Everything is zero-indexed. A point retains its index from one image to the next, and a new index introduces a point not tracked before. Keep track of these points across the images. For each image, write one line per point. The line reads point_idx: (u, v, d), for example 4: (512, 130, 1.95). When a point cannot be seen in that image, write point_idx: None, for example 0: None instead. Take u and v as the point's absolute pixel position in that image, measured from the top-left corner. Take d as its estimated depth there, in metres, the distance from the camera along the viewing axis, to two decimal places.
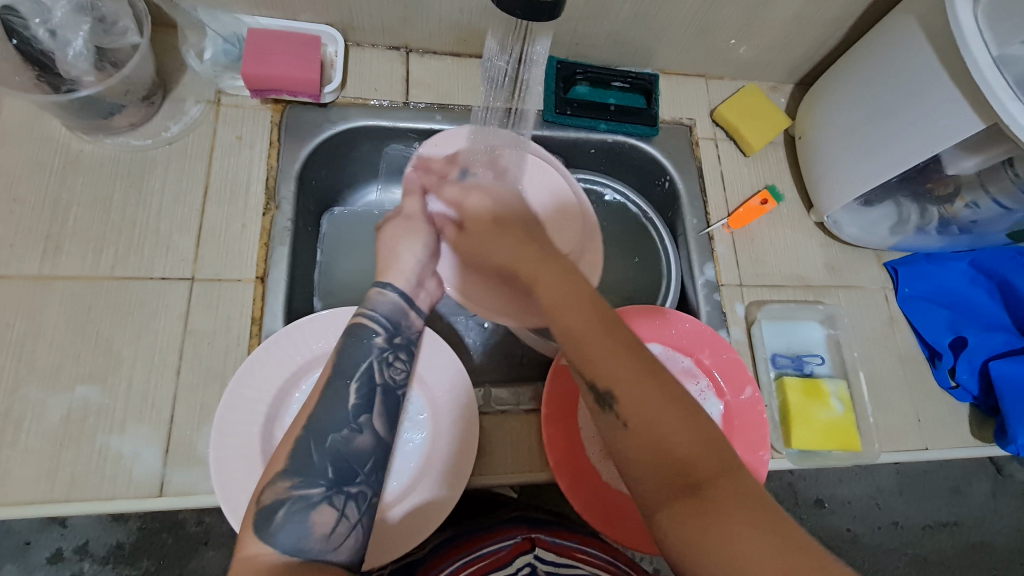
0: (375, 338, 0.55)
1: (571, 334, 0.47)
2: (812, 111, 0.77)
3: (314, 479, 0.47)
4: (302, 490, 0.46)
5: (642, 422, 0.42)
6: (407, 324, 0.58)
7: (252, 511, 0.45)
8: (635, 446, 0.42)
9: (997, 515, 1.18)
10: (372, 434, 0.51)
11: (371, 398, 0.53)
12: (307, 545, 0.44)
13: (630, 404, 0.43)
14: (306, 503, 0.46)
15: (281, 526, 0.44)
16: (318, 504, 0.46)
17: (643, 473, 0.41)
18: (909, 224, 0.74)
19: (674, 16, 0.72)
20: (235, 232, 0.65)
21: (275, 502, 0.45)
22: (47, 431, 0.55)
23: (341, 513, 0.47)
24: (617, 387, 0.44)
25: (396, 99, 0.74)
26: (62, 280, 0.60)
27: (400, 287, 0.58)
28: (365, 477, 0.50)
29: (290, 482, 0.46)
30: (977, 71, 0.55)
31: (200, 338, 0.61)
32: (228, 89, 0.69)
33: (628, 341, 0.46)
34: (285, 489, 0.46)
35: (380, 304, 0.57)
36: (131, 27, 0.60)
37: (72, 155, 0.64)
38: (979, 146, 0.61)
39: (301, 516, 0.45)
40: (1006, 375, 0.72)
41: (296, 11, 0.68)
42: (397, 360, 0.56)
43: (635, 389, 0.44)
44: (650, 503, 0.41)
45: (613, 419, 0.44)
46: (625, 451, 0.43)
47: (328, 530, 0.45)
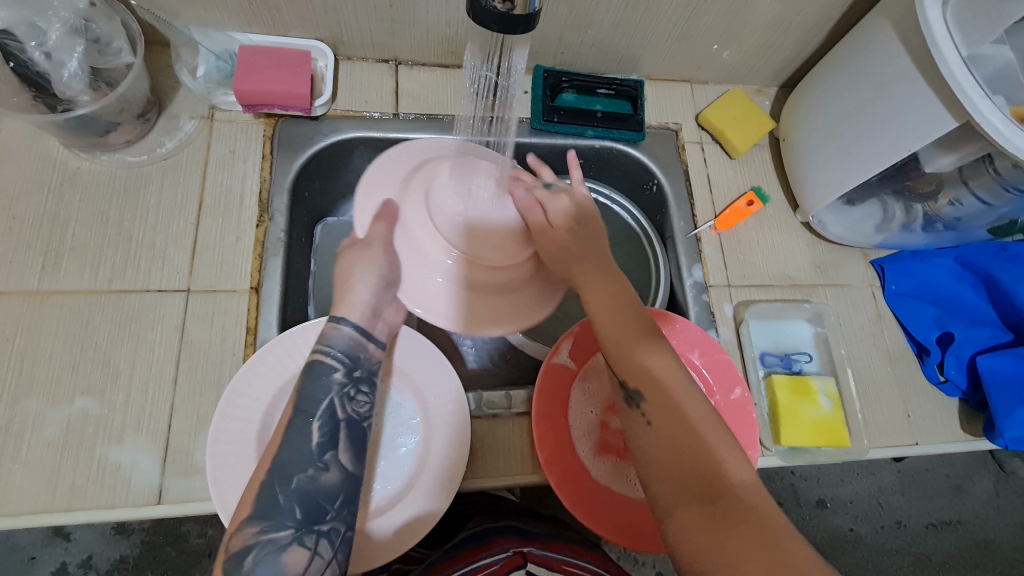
0: (335, 374, 0.56)
1: (612, 335, 0.53)
2: (794, 114, 0.79)
3: (281, 522, 0.48)
4: (270, 533, 0.47)
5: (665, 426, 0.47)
6: (366, 356, 0.59)
7: (221, 558, 0.46)
8: (655, 444, 0.46)
9: (1002, 512, 1.20)
10: (340, 469, 0.52)
11: (335, 434, 0.54)
12: None
13: (655, 404, 0.48)
14: (275, 547, 0.47)
15: (252, 571, 0.45)
16: (288, 545, 0.47)
17: (659, 471, 0.45)
18: (893, 222, 0.75)
19: (657, 23, 0.74)
20: (229, 244, 0.67)
21: (243, 548, 0.46)
22: (47, 442, 0.57)
23: (313, 552, 0.48)
24: (646, 389, 0.49)
25: (387, 111, 0.76)
26: (60, 295, 0.61)
27: (352, 321, 0.59)
28: (336, 513, 0.51)
29: (257, 526, 0.47)
30: (946, 68, 0.56)
31: (196, 348, 0.62)
32: (221, 105, 0.71)
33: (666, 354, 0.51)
34: (254, 533, 0.47)
35: (335, 339, 0.57)
36: (125, 47, 0.61)
37: (69, 173, 0.65)
38: (954, 143, 0.62)
39: (271, 558, 0.46)
40: (994, 370, 0.73)
41: (287, 27, 0.70)
42: (359, 393, 0.57)
43: (663, 394, 0.48)
44: (660, 499, 0.44)
45: (637, 416, 0.48)
46: (641, 446, 0.47)
47: (301, 568, 0.47)
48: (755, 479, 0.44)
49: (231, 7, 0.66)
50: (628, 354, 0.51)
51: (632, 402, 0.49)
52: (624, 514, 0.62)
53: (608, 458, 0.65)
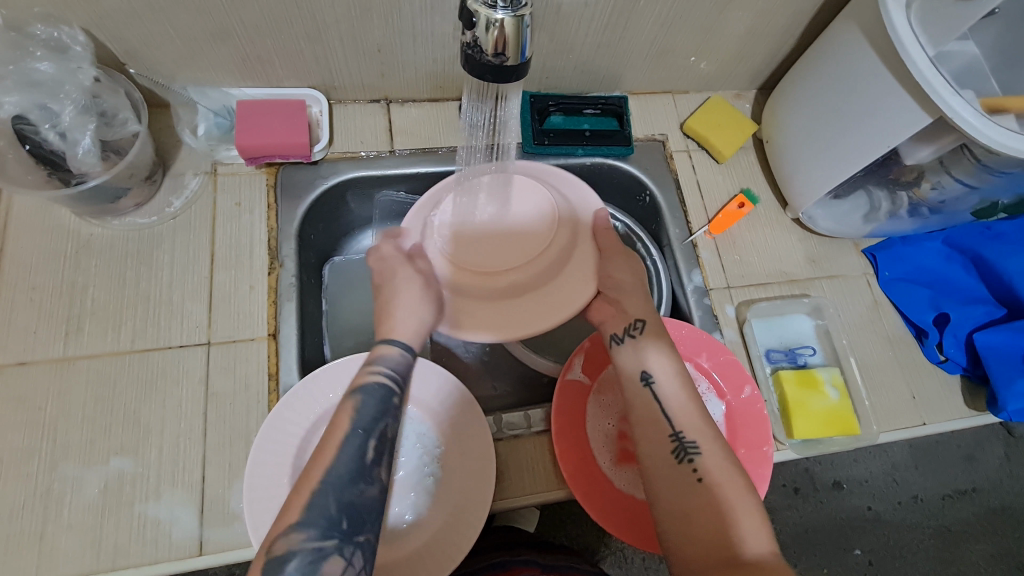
0: (392, 396, 0.53)
1: (671, 394, 0.57)
2: (774, 117, 0.82)
3: (326, 531, 0.45)
4: (316, 541, 0.44)
5: (715, 486, 0.51)
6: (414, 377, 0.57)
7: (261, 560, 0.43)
8: (699, 499, 0.51)
9: (1015, 477, 1.22)
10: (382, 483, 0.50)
11: (383, 449, 0.51)
12: None
13: (709, 467, 0.52)
14: (318, 556, 0.43)
15: None
16: (328, 556, 0.44)
17: (695, 524, 0.49)
18: (880, 211, 0.78)
19: (634, 42, 0.76)
20: (244, 293, 0.69)
21: (287, 553, 0.43)
22: (88, 505, 0.58)
23: (348, 565, 0.44)
24: (703, 450, 0.53)
25: (382, 149, 0.78)
26: (85, 359, 0.63)
27: (403, 341, 0.57)
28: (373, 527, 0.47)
29: (302, 534, 0.44)
30: (916, 69, 0.58)
31: (222, 399, 0.64)
32: (224, 160, 0.73)
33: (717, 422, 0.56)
34: (298, 541, 0.44)
35: (387, 360, 0.55)
36: (131, 117, 0.64)
37: (83, 239, 0.67)
38: (930, 136, 0.65)
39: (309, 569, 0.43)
40: (991, 345, 0.76)
41: (280, 78, 0.73)
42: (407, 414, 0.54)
43: (717, 459, 0.53)
44: (691, 548, 0.48)
45: (688, 472, 0.52)
46: (680, 496, 0.51)
47: None
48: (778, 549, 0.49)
49: (226, 65, 0.69)
50: (687, 413, 0.55)
51: (683, 457, 0.53)
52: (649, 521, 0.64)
53: (629, 467, 0.67)
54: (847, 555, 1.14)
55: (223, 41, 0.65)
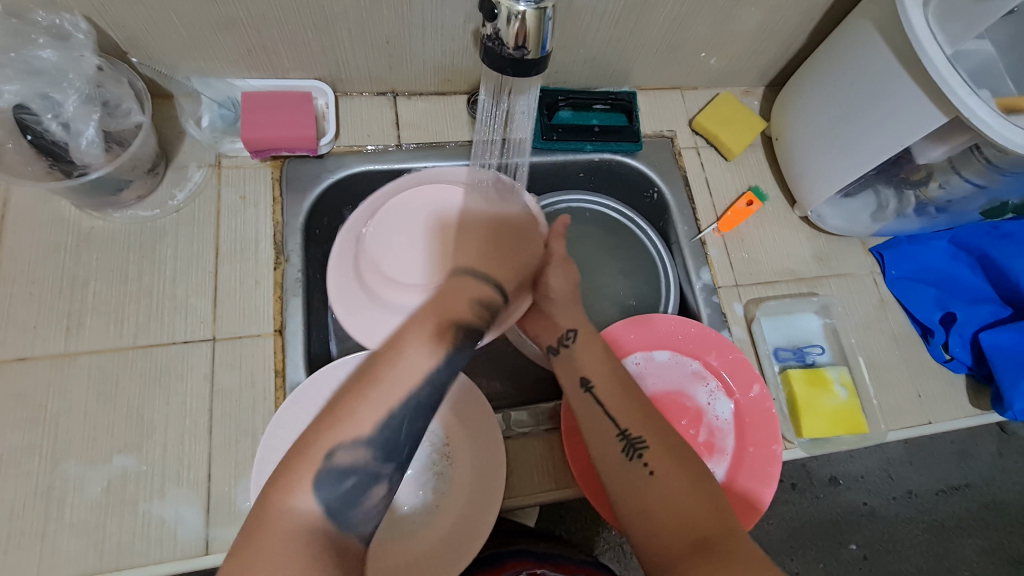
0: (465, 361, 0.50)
1: (609, 391, 0.59)
2: (783, 114, 0.81)
3: (390, 456, 0.44)
4: (377, 464, 0.44)
5: (667, 475, 0.53)
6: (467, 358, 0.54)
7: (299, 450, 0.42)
8: (655, 491, 0.52)
9: (1008, 473, 1.23)
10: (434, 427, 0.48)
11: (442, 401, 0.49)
12: (350, 514, 0.43)
13: (656, 456, 0.54)
14: (374, 478, 0.44)
15: (343, 490, 0.42)
16: (381, 479, 0.44)
17: (657, 520, 0.50)
18: (889, 210, 0.78)
19: (645, 37, 0.75)
20: (249, 288, 0.67)
21: (347, 467, 0.43)
22: (91, 503, 0.57)
23: (389, 490, 0.45)
24: (647, 441, 0.55)
25: (389, 143, 0.77)
26: (87, 355, 0.62)
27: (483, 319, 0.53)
28: None
29: (369, 453, 0.44)
30: (934, 69, 0.58)
31: (228, 396, 0.63)
32: (228, 152, 0.71)
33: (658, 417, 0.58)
34: (362, 458, 0.43)
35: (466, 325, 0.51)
36: (134, 107, 0.63)
37: (83, 232, 0.66)
38: (944, 136, 0.65)
39: (361, 488, 0.43)
40: (997, 344, 0.76)
41: (285, 69, 0.71)
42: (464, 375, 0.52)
43: (661, 448, 0.55)
44: (660, 546, 0.49)
45: (640, 467, 0.54)
46: (637, 492, 0.53)
47: (374, 503, 0.44)
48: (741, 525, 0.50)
49: (230, 56, 0.67)
50: (634, 412, 0.57)
51: (633, 454, 0.55)
52: None
53: None
54: (843, 550, 1.16)
55: (228, 30, 0.63)
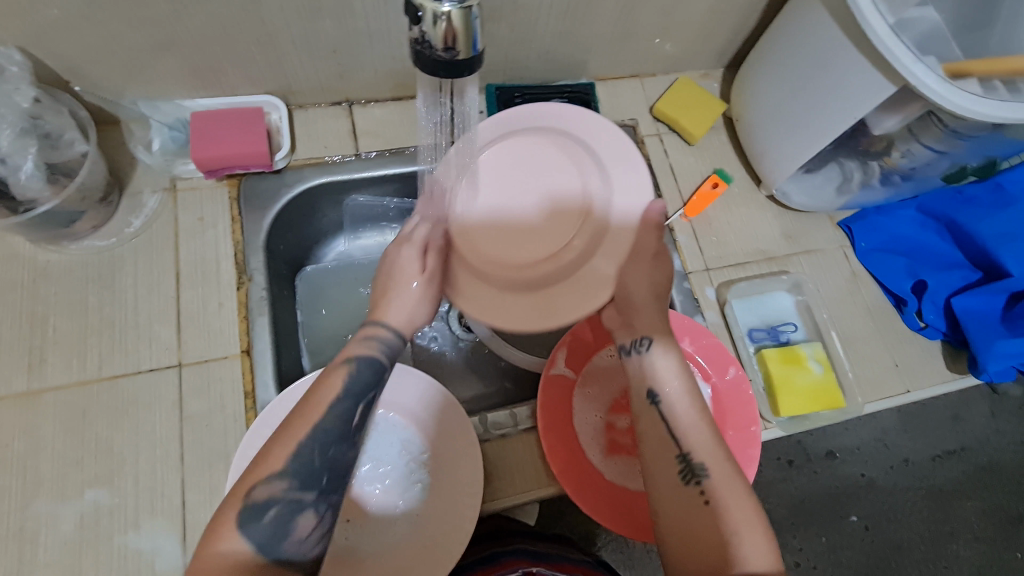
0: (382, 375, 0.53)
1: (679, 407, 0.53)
2: (741, 94, 0.81)
3: (309, 483, 0.46)
4: (296, 492, 0.45)
5: (721, 507, 0.48)
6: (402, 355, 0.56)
7: (242, 504, 0.44)
8: (703, 523, 0.48)
9: (1001, 433, 1.24)
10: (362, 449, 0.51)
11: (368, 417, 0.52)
12: (282, 548, 0.44)
13: (715, 486, 0.49)
14: (297, 507, 0.45)
15: (270, 523, 0.44)
16: (304, 509, 0.45)
17: (701, 557, 0.47)
18: (853, 182, 0.78)
19: (596, 27, 0.75)
20: (213, 311, 0.67)
21: (268, 500, 0.44)
22: (65, 540, 0.56)
23: (321, 517, 0.46)
24: (710, 468, 0.50)
25: (347, 152, 0.76)
26: (51, 391, 0.61)
27: (394, 325, 0.55)
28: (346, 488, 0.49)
29: (286, 483, 0.45)
30: (878, 40, 0.58)
31: (198, 421, 0.62)
32: (182, 174, 0.71)
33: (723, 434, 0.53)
34: (281, 489, 0.45)
35: (378, 341, 0.54)
36: (77, 137, 0.62)
37: (40, 267, 0.65)
38: (897, 104, 0.65)
39: (287, 519, 0.44)
40: (969, 308, 0.77)
41: (234, 86, 0.70)
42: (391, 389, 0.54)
43: (722, 476, 0.50)
44: None
45: (695, 494, 0.50)
46: (685, 519, 0.49)
47: (305, 534, 0.45)
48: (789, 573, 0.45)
49: (176, 76, 0.66)
50: (698, 431, 0.52)
51: (690, 479, 0.50)
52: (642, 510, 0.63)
53: (619, 458, 0.66)
54: (843, 522, 1.16)
55: (169, 51, 0.62)
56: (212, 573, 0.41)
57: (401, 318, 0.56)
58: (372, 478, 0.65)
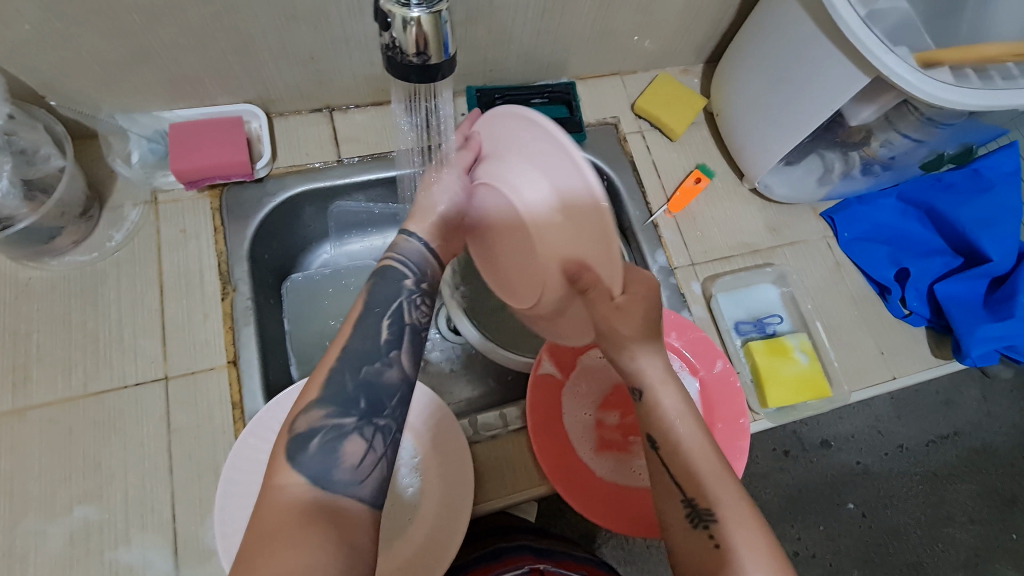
0: (408, 280, 0.54)
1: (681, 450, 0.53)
2: (721, 89, 0.82)
3: (345, 409, 0.45)
4: (335, 419, 0.44)
5: (732, 549, 0.48)
6: (431, 271, 0.57)
7: (278, 448, 0.44)
8: (715, 567, 0.48)
9: (993, 416, 1.26)
10: (400, 369, 0.49)
11: (402, 334, 0.51)
12: (334, 476, 0.42)
13: (723, 528, 0.49)
14: (338, 434, 0.44)
15: (315, 453, 0.43)
16: (348, 434, 0.44)
17: None
18: (834, 173, 0.79)
19: (574, 27, 0.75)
20: (198, 322, 0.66)
21: (309, 430, 0.44)
22: (54, 558, 0.56)
23: (369, 444, 0.44)
24: (717, 511, 0.50)
25: (329, 159, 0.76)
26: (37, 408, 0.61)
27: (423, 234, 0.57)
28: (393, 411, 0.47)
29: (324, 411, 0.45)
30: (851, 32, 0.58)
31: (186, 433, 0.62)
32: (162, 186, 0.70)
33: (730, 473, 0.52)
34: (319, 418, 0.44)
35: (406, 249, 0.56)
36: (53, 152, 0.62)
37: (21, 284, 0.64)
38: (872, 94, 0.66)
39: (332, 445, 0.43)
40: (951, 294, 0.79)
41: (213, 97, 0.70)
42: (426, 305, 0.54)
43: (730, 519, 0.49)
44: None
45: (704, 537, 0.49)
46: (697, 563, 0.49)
47: (356, 460, 0.43)
48: None
49: (153, 88, 0.66)
50: (703, 475, 0.52)
51: (699, 523, 0.50)
52: (635, 504, 0.64)
53: (609, 454, 0.67)
54: (840, 510, 1.17)
55: (144, 63, 0.62)
56: (271, 517, 0.39)
57: (429, 231, 0.58)
58: None
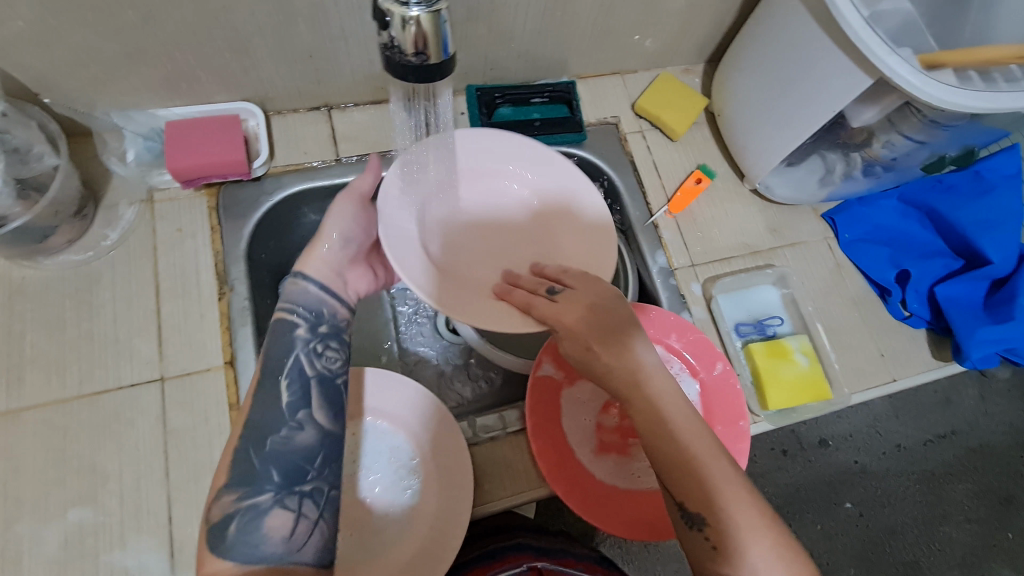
0: (299, 330, 0.55)
1: (667, 448, 0.49)
2: (722, 89, 0.81)
3: (259, 487, 0.48)
4: (250, 499, 0.48)
5: (734, 550, 0.46)
6: (329, 312, 0.58)
7: (205, 531, 0.47)
8: (718, 566, 0.46)
9: (990, 415, 1.26)
10: (315, 427, 0.53)
11: (307, 391, 0.53)
12: (266, 551, 0.46)
13: (721, 529, 0.46)
14: (257, 512, 0.47)
15: (237, 537, 0.46)
16: (269, 510, 0.48)
17: None
18: (835, 174, 0.79)
19: (575, 26, 0.75)
20: (195, 322, 0.66)
21: (226, 516, 0.47)
22: (48, 561, 0.56)
23: (297, 513, 0.48)
24: (711, 512, 0.47)
25: (328, 157, 0.75)
26: (30, 409, 0.60)
27: (314, 276, 0.58)
28: (317, 473, 0.51)
29: (235, 494, 0.48)
30: (854, 34, 0.58)
31: (182, 435, 0.61)
32: (158, 185, 0.69)
33: (724, 467, 0.48)
34: (233, 501, 0.48)
35: (298, 296, 0.57)
36: (47, 151, 0.61)
37: (14, 283, 0.64)
38: (874, 96, 0.65)
39: (253, 525, 0.47)
40: (951, 296, 0.78)
41: (209, 94, 0.69)
42: (327, 348, 0.56)
43: (727, 517, 0.46)
44: None
45: (702, 539, 0.47)
46: (701, 563, 0.47)
47: (285, 532, 0.47)
48: None
49: (149, 85, 0.65)
50: (694, 472, 0.48)
51: (695, 524, 0.47)
52: (635, 507, 0.64)
53: (609, 457, 0.67)
54: (837, 509, 1.17)
55: (140, 60, 0.61)
56: None
57: (323, 274, 0.59)
58: (365, 486, 0.65)
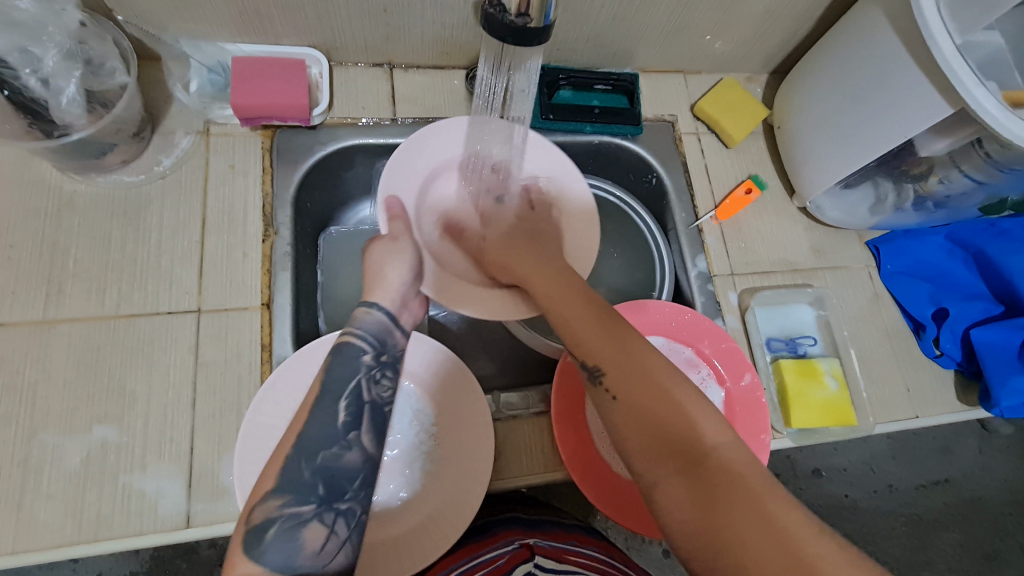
0: (364, 356, 0.52)
1: (564, 317, 0.53)
2: (787, 101, 0.80)
3: (303, 496, 0.44)
4: (293, 507, 0.44)
5: (627, 395, 0.46)
6: (394, 342, 0.55)
7: (241, 529, 0.43)
8: (620, 414, 0.46)
9: (988, 470, 1.25)
10: (362, 450, 0.48)
11: (359, 415, 0.49)
12: (297, 564, 0.42)
13: (617, 377, 0.48)
14: (296, 521, 0.43)
15: (272, 545, 0.42)
16: (308, 521, 0.44)
17: (640, 450, 0.44)
18: (887, 204, 0.77)
19: (649, 18, 0.74)
20: (236, 260, 0.66)
21: (265, 520, 0.43)
22: (69, 474, 0.56)
23: (330, 530, 0.44)
24: (604, 361, 0.49)
25: (384, 116, 0.75)
26: (67, 322, 0.60)
27: (383, 307, 0.56)
28: (354, 493, 0.47)
29: (280, 500, 0.44)
30: (942, 60, 0.57)
31: (213, 368, 0.62)
32: (217, 119, 0.69)
33: (612, 322, 0.51)
34: (276, 507, 0.44)
35: (366, 323, 0.54)
36: (119, 67, 0.61)
37: (65, 196, 0.64)
38: (950, 128, 0.64)
39: (290, 534, 0.43)
40: (987, 341, 0.76)
41: (278, 36, 0.69)
42: (385, 377, 0.53)
43: (620, 363, 0.48)
44: (649, 479, 0.43)
45: (603, 392, 0.48)
46: (613, 422, 0.47)
47: (317, 547, 0.43)
48: (724, 436, 0.43)
49: (222, 18, 0.65)
50: (584, 327, 0.51)
51: (596, 380, 0.49)
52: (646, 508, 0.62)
53: None
54: None
55: None
56: None
57: (390, 304, 0.56)
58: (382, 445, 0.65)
